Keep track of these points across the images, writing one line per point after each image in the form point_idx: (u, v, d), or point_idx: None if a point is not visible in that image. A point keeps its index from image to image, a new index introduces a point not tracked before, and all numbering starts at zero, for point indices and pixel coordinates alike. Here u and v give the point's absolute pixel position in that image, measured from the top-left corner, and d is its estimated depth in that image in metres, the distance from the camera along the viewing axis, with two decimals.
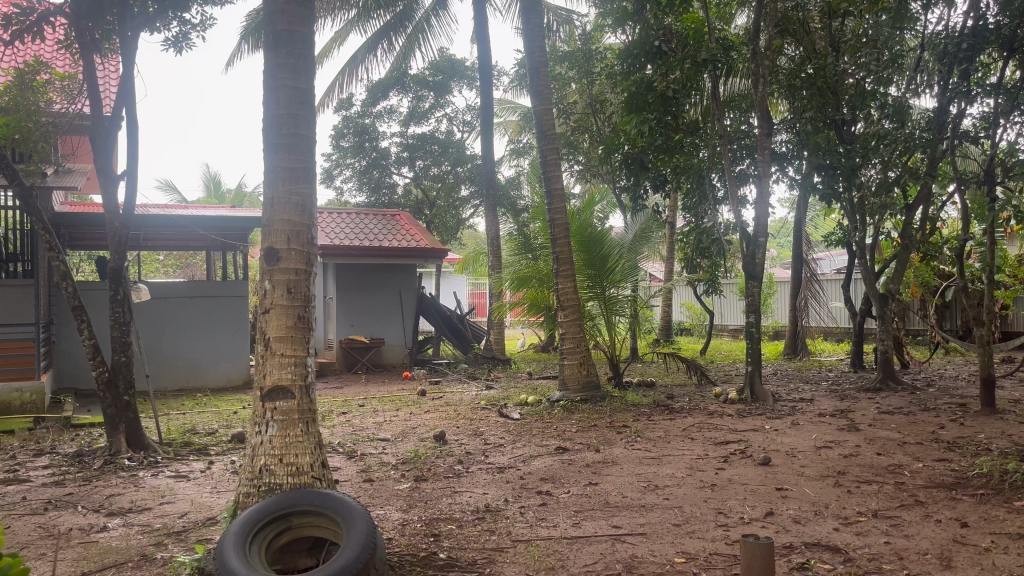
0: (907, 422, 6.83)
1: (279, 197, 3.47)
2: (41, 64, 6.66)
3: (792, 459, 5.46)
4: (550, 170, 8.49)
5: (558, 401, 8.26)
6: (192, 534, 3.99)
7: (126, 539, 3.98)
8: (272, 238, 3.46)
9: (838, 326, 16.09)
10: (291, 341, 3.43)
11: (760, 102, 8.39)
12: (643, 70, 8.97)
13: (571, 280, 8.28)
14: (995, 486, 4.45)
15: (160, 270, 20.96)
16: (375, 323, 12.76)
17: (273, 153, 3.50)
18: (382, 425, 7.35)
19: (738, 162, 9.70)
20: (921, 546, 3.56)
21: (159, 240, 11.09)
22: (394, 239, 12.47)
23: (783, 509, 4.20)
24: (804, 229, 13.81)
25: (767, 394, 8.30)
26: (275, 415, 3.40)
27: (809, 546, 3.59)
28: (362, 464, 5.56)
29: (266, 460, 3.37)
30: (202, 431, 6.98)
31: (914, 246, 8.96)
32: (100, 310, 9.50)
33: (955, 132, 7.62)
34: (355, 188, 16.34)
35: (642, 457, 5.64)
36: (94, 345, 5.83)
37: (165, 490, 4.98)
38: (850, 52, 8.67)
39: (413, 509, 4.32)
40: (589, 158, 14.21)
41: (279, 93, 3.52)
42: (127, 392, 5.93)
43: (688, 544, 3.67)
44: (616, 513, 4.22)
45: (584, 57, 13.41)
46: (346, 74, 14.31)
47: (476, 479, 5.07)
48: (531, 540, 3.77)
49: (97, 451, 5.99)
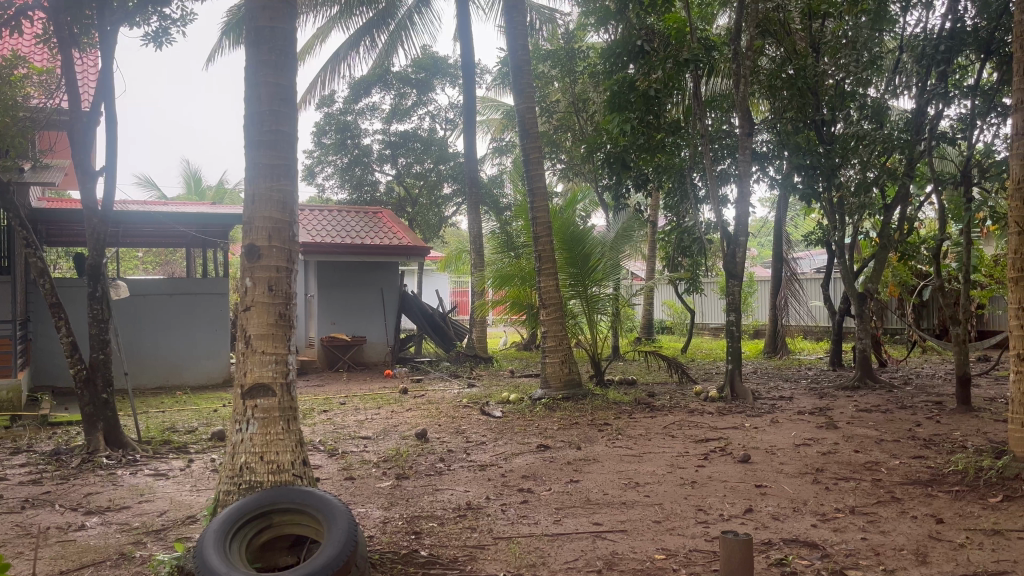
0: (884, 420, 6.93)
1: (260, 194, 3.44)
2: (19, 59, 6.59)
3: (771, 456, 5.51)
4: (533, 169, 8.47)
5: (540, 399, 8.29)
6: (172, 533, 3.96)
7: (105, 538, 3.94)
8: (253, 235, 3.43)
9: (817, 325, 16.24)
10: (272, 339, 3.40)
11: (741, 102, 8.44)
12: (625, 69, 9.05)
13: (553, 278, 8.30)
14: (971, 483, 4.52)
15: (139, 267, 20.76)
16: (356, 321, 12.72)
17: (255, 150, 3.47)
18: (364, 423, 7.33)
19: (719, 161, 9.78)
20: (897, 542, 3.61)
21: (138, 237, 11.00)
22: (376, 237, 12.43)
23: (763, 506, 4.25)
24: (784, 228, 13.90)
25: (747, 393, 8.36)
26: (257, 412, 3.37)
27: (787, 542, 3.63)
28: (343, 462, 5.55)
29: (246, 458, 3.35)
30: (182, 429, 6.93)
31: (892, 247, 9.07)
32: (78, 307, 9.41)
33: (933, 132, 7.72)
34: (337, 185, 16.25)
35: (622, 454, 5.68)
36: (72, 342, 5.78)
37: (144, 489, 4.94)
38: (829, 53, 8.69)
39: (394, 507, 4.33)
40: (571, 156, 14.28)
41: (261, 90, 3.49)
42: (106, 390, 5.90)
43: (668, 541, 3.70)
44: (597, 510, 4.24)
45: (566, 56, 13.41)
46: (328, 70, 14.23)
47: (458, 477, 5.07)
48: (513, 538, 3.78)
49: (75, 450, 5.93)
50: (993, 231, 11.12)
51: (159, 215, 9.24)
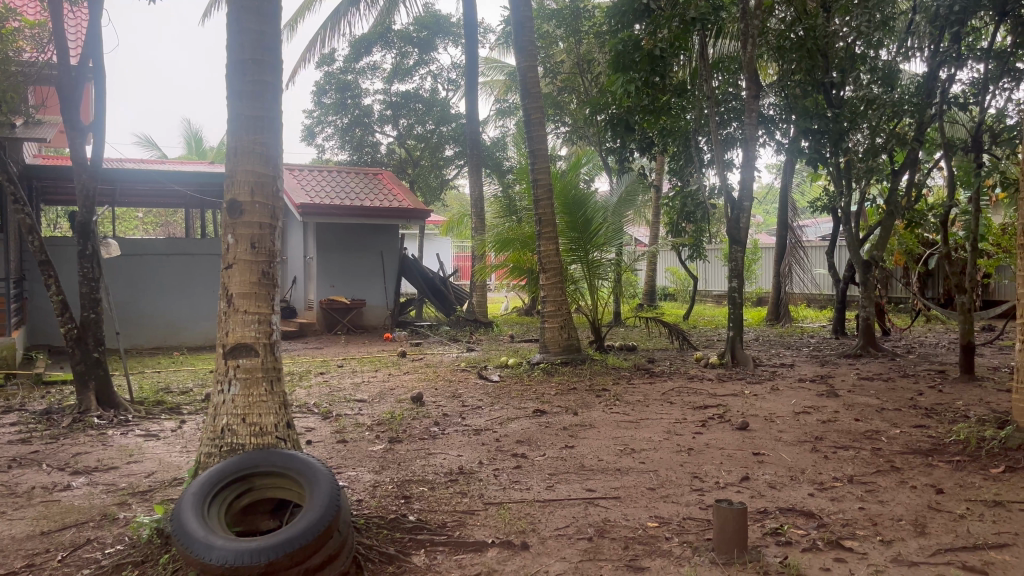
0: (886, 389, 6.84)
1: (242, 146, 3.27)
2: (9, 11, 6.41)
3: (770, 424, 5.42)
4: (534, 130, 8.32)
5: (538, 363, 8.21)
6: (157, 494, 3.90)
7: (89, 498, 3.89)
8: (234, 189, 3.26)
9: (821, 293, 16.18)
10: (255, 298, 3.25)
11: (748, 63, 8.24)
12: (632, 27, 8.78)
13: (553, 242, 8.18)
14: (972, 453, 4.42)
15: (139, 228, 20.81)
16: (355, 284, 12.64)
17: (235, 100, 3.29)
18: (360, 386, 7.27)
19: (726, 125, 9.69)
20: (896, 512, 3.53)
21: (136, 196, 10.90)
22: (376, 199, 12.28)
23: (760, 474, 4.17)
24: (790, 194, 13.70)
25: (748, 359, 8.29)
26: (238, 373, 3.23)
27: (783, 511, 3.55)
28: (336, 424, 5.50)
29: (228, 420, 3.22)
30: (176, 390, 6.90)
31: (899, 214, 8.93)
32: (70, 266, 9.30)
33: (944, 97, 7.64)
34: (337, 146, 16.08)
35: (620, 421, 5.60)
36: (63, 301, 5.71)
37: (133, 450, 4.87)
38: (840, 12, 8.39)
39: (385, 471, 4.27)
40: (575, 119, 14.11)
41: (243, 37, 3.31)
42: (97, 349, 5.83)
43: (662, 509, 3.62)
44: (591, 476, 4.17)
45: (571, 15, 13.19)
46: (328, 28, 13.95)
47: (452, 441, 5.01)
48: (503, 503, 3.71)
49: (67, 408, 5.90)
50: (1002, 198, 10.93)
51: (154, 173, 9.03)
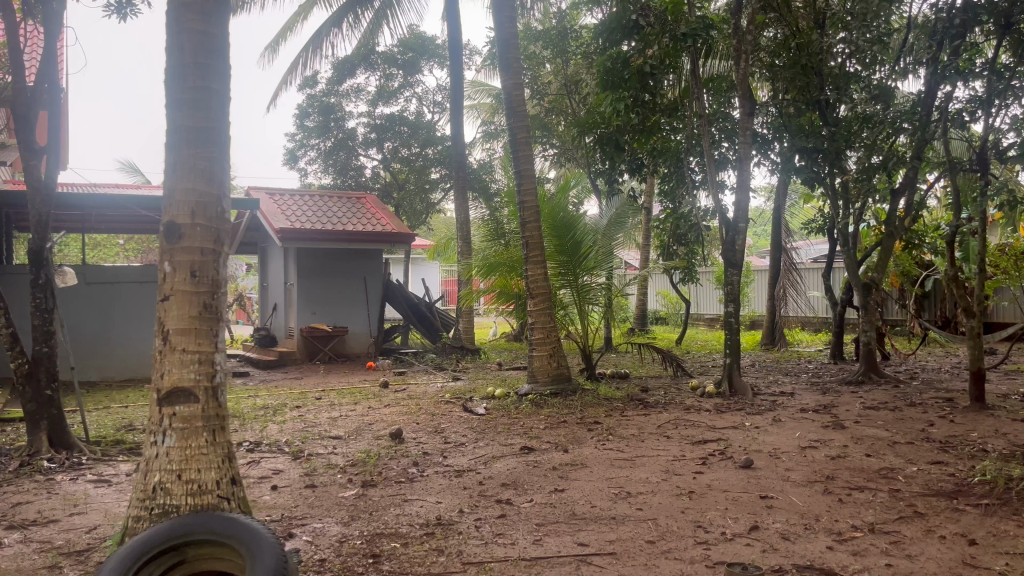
0: (895, 419, 6.46)
1: (182, 163, 2.89)
2: None
3: (776, 461, 5.02)
4: (519, 150, 7.99)
5: (526, 394, 7.79)
6: (94, 555, 3.45)
7: (17, 559, 3.44)
8: (173, 212, 2.88)
9: (816, 316, 15.87)
10: (195, 335, 2.85)
11: (742, 81, 7.91)
12: (620, 46, 8.50)
13: (541, 266, 7.81)
14: (1000, 496, 4.03)
15: (119, 254, 20.32)
16: (338, 310, 12.21)
17: (175, 110, 2.92)
18: (337, 421, 6.82)
19: (717, 145, 9.37)
20: (927, 569, 3.13)
21: (107, 222, 10.51)
22: (359, 223, 11.90)
23: (770, 522, 3.76)
24: (783, 215, 13.40)
25: (747, 388, 7.89)
26: (175, 422, 2.83)
27: (800, 569, 3.14)
28: (307, 466, 5.06)
29: (162, 477, 2.81)
30: (138, 427, 6.43)
31: (899, 234, 8.57)
32: (20, 295, 8.84)
33: (944, 115, 7.27)
34: (320, 170, 15.68)
35: (613, 459, 5.19)
36: (12, 334, 5.26)
37: (79, 499, 4.42)
38: (835, 27, 8.13)
39: (355, 522, 3.84)
40: (563, 141, 13.82)
41: (183, 39, 2.93)
42: (50, 386, 5.39)
43: (663, 567, 3.21)
44: (584, 526, 3.75)
45: (558, 36, 12.97)
46: (310, 50, 13.64)
47: (431, 485, 4.58)
48: (484, 563, 3.28)
49: (15, 451, 5.42)
50: (1000, 218, 10.68)
51: (121, 198, 8.61)
